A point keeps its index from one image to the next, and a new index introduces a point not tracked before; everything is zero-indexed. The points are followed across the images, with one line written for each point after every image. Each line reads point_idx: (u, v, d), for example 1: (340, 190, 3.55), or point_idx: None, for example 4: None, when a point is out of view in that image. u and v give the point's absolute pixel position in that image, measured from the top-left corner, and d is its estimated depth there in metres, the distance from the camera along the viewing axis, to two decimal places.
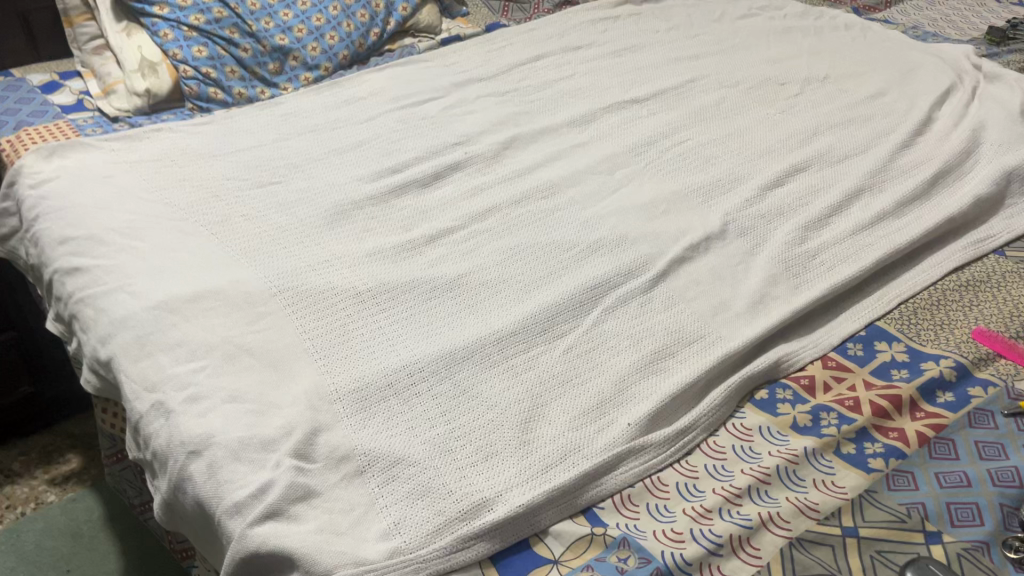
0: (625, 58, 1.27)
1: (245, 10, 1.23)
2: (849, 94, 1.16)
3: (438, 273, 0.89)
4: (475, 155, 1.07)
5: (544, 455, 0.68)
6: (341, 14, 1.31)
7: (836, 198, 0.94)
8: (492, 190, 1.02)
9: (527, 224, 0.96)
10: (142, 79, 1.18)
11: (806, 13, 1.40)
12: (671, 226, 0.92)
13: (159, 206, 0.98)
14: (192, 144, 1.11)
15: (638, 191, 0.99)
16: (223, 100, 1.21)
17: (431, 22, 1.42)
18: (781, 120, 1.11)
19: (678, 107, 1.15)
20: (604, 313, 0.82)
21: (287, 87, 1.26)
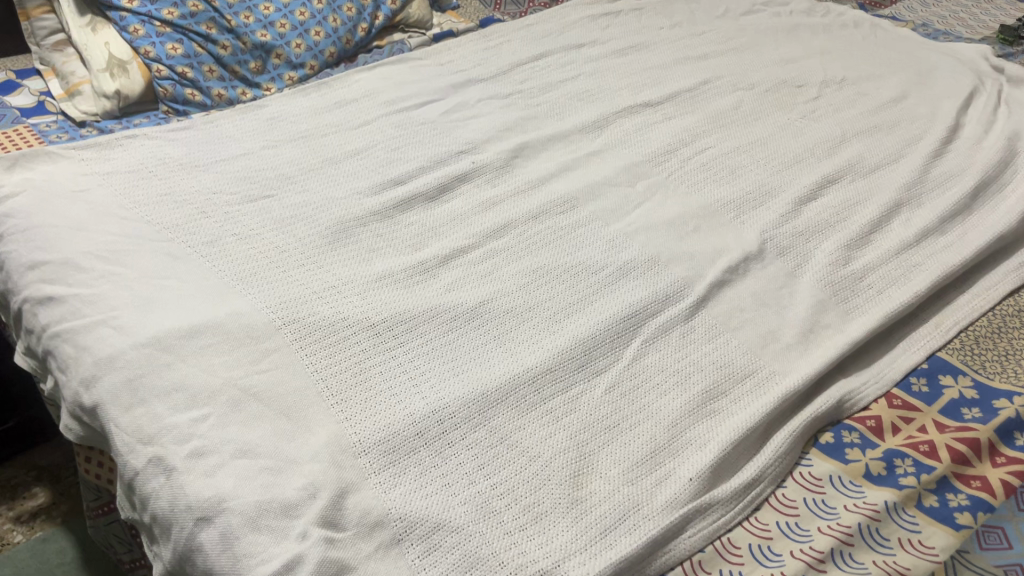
0: (631, 57, 1.20)
1: (223, 3, 1.14)
2: (871, 98, 1.10)
3: (457, 301, 0.81)
4: (484, 165, 1.00)
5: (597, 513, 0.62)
6: (327, 8, 1.22)
7: (876, 213, 0.89)
8: (505, 205, 0.95)
9: (547, 243, 0.89)
10: (111, 79, 1.08)
11: (812, 10, 1.34)
12: (705, 244, 0.86)
13: (141, 226, 0.89)
14: (170, 152, 1.02)
15: (664, 206, 0.92)
16: (201, 102, 1.12)
17: (422, 16, 1.32)
18: (804, 126, 1.05)
19: (694, 111, 1.08)
20: (645, 345, 0.76)
21: (270, 87, 1.16)
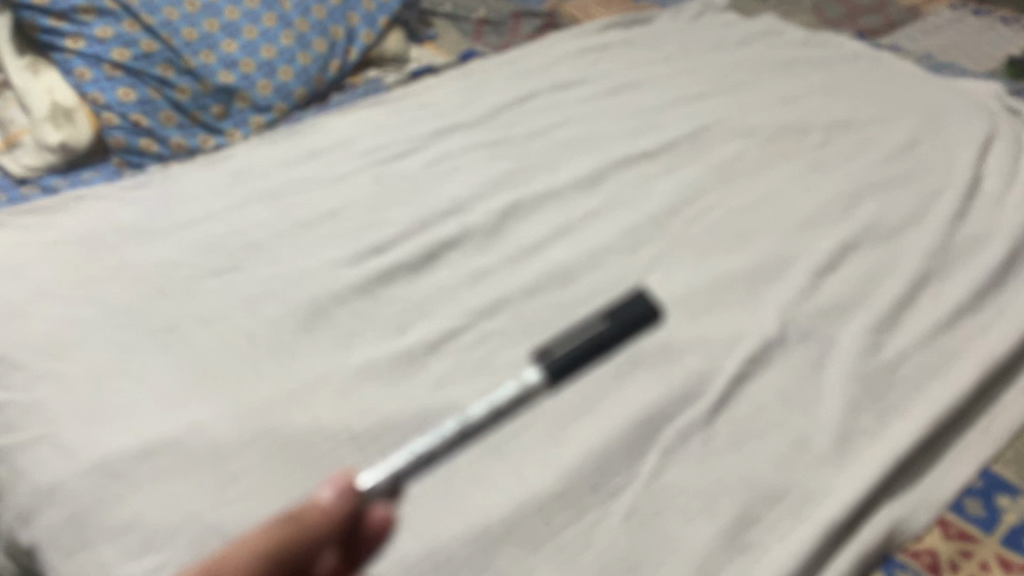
0: (623, 99, 1.11)
1: (181, 41, 1.03)
2: (880, 143, 1.01)
3: (453, 404, 0.72)
4: (472, 229, 0.91)
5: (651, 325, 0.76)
6: (296, 44, 1.11)
7: (905, 287, 0.81)
8: (496, 277, 0.86)
9: (545, 326, 0.80)
10: (54, 129, 0.97)
11: (810, 41, 1.24)
12: (722, 326, 0.77)
13: (88, 309, 0.79)
14: (120, 216, 0.91)
15: (673, 278, 0.83)
16: (158, 154, 1.01)
17: (400, 50, 1.21)
18: (814, 179, 0.96)
19: (696, 161, 1.00)
20: (665, 458, 0.68)
21: (234, 134, 1.06)
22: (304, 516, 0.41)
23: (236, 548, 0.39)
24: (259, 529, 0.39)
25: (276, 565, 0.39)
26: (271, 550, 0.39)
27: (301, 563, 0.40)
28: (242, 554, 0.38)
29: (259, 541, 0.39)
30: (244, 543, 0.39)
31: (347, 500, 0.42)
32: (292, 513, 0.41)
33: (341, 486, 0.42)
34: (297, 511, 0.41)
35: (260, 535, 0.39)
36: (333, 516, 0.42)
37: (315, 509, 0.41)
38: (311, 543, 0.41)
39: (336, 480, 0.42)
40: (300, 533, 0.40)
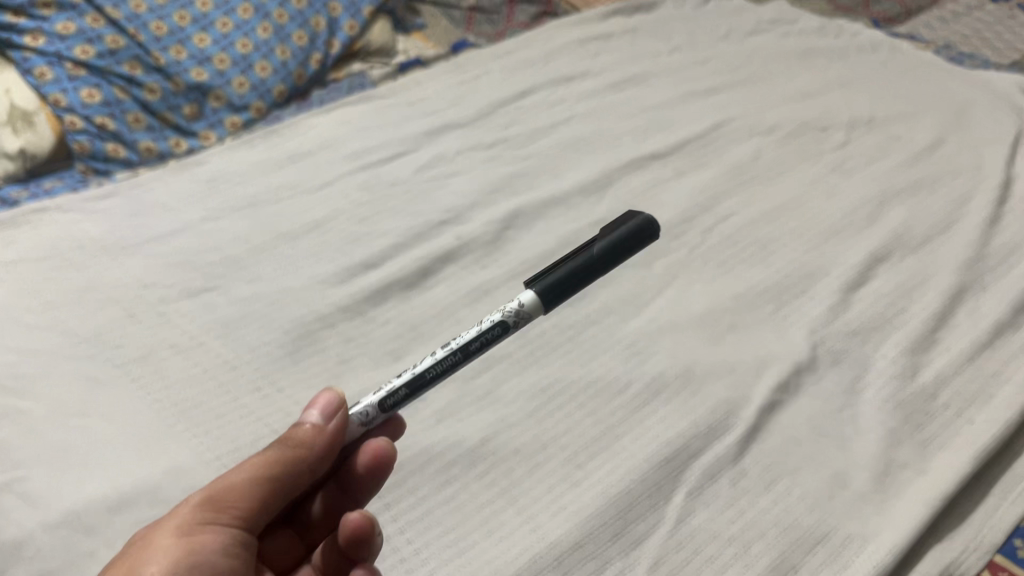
0: (629, 94, 1.05)
1: (149, 36, 0.96)
2: (905, 143, 0.97)
3: (456, 439, 0.66)
4: (471, 240, 0.84)
5: (643, 227, 0.57)
6: (274, 36, 1.03)
7: (938, 304, 0.76)
8: (499, 293, 0.80)
9: (555, 349, 0.74)
10: (13, 134, 0.89)
11: (824, 30, 1.20)
12: (745, 352, 0.72)
13: (54, 337, 0.72)
14: (88, 231, 0.84)
15: (690, 296, 0.78)
16: (126, 159, 0.93)
17: (385, 42, 1.13)
18: (836, 183, 0.91)
19: (709, 163, 0.94)
20: (691, 500, 0.62)
21: (208, 135, 0.98)
22: (300, 436, 0.53)
23: (239, 475, 0.50)
24: (264, 449, 0.51)
25: (278, 482, 0.51)
26: (268, 475, 0.51)
27: (301, 476, 0.53)
28: (244, 482, 0.50)
29: (259, 470, 0.51)
30: (245, 471, 0.50)
31: (338, 418, 0.54)
32: (288, 435, 0.52)
33: (329, 408, 0.54)
34: (295, 428, 0.54)
35: (260, 460, 0.51)
36: (328, 432, 0.53)
37: (307, 428, 0.53)
38: (309, 458, 0.53)
39: (321, 403, 0.54)
40: (300, 452, 0.52)
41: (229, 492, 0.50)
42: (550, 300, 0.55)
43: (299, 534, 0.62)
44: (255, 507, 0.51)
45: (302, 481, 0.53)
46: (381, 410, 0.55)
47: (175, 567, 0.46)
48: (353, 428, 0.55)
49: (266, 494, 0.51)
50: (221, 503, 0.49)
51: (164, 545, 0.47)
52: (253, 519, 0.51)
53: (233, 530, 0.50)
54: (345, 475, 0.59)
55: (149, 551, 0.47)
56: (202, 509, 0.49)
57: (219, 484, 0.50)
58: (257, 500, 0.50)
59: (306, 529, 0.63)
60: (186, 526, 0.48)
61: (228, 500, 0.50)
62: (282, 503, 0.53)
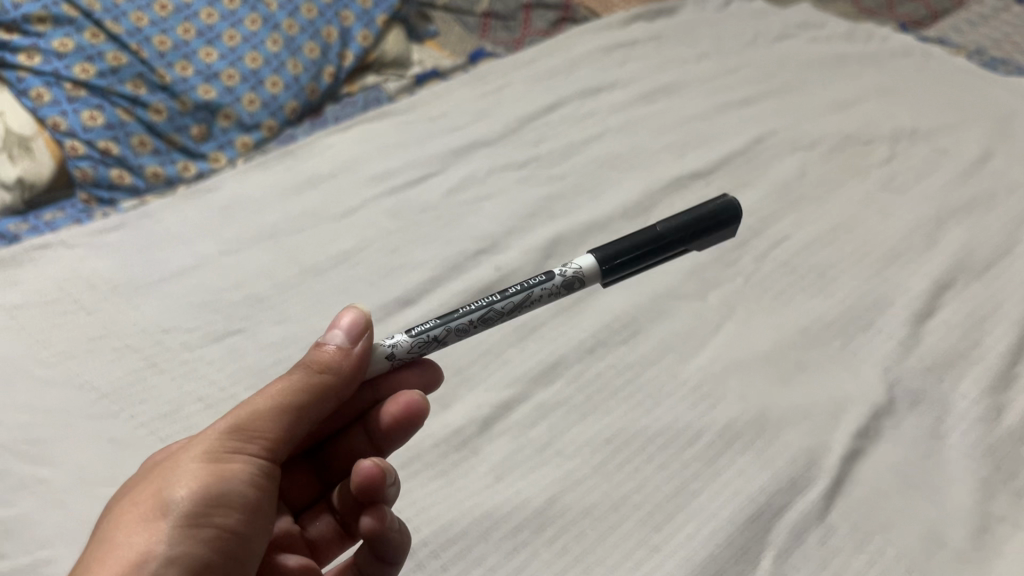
0: (661, 106, 1.00)
1: (152, 52, 0.89)
2: (952, 157, 0.93)
3: (519, 500, 0.61)
4: (512, 272, 0.79)
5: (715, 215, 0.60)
6: (284, 50, 0.97)
7: (1014, 336, 0.72)
8: (547, 329, 0.75)
9: (613, 393, 0.69)
10: (10, 162, 0.82)
11: (852, 35, 1.17)
12: (818, 394, 0.68)
13: (70, 392, 0.66)
14: (97, 267, 0.77)
15: (751, 331, 0.73)
16: (132, 186, 0.87)
17: (400, 52, 1.07)
18: (887, 202, 0.87)
19: (753, 181, 0.90)
20: (780, 565, 0.57)
21: (218, 157, 0.92)
22: (325, 361, 0.51)
23: (265, 400, 0.50)
24: (289, 373, 0.51)
25: (303, 409, 0.51)
26: (294, 402, 0.50)
27: (327, 403, 0.52)
28: (271, 408, 0.49)
29: (285, 397, 0.50)
30: (273, 397, 0.50)
31: (363, 342, 0.53)
32: (312, 357, 0.51)
33: (356, 332, 0.52)
34: (319, 349, 0.52)
35: (286, 387, 0.50)
36: (353, 357, 0.52)
37: (332, 350, 0.52)
38: (334, 384, 0.52)
39: (347, 324, 0.52)
40: (326, 378, 0.51)
41: (255, 419, 0.49)
42: (611, 264, 0.58)
43: (314, 473, 0.64)
44: (280, 436, 0.50)
45: (328, 407, 0.52)
46: (409, 338, 0.55)
47: (201, 494, 0.46)
48: (378, 361, 0.55)
49: (291, 422, 0.50)
50: (247, 432, 0.49)
51: (191, 469, 0.47)
52: (279, 449, 0.51)
53: (259, 460, 0.49)
54: (371, 423, 0.60)
55: (174, 474, 0.46)
56: (229, 437, 0.48)
57: (245, 409, 0.50)
58: (283, 429, 0.50)
59: (324, 469, 0.64)
60: (212, 453, 0.48)
61: (255, 429, 0.49)
62: (306, 429, 0.52)
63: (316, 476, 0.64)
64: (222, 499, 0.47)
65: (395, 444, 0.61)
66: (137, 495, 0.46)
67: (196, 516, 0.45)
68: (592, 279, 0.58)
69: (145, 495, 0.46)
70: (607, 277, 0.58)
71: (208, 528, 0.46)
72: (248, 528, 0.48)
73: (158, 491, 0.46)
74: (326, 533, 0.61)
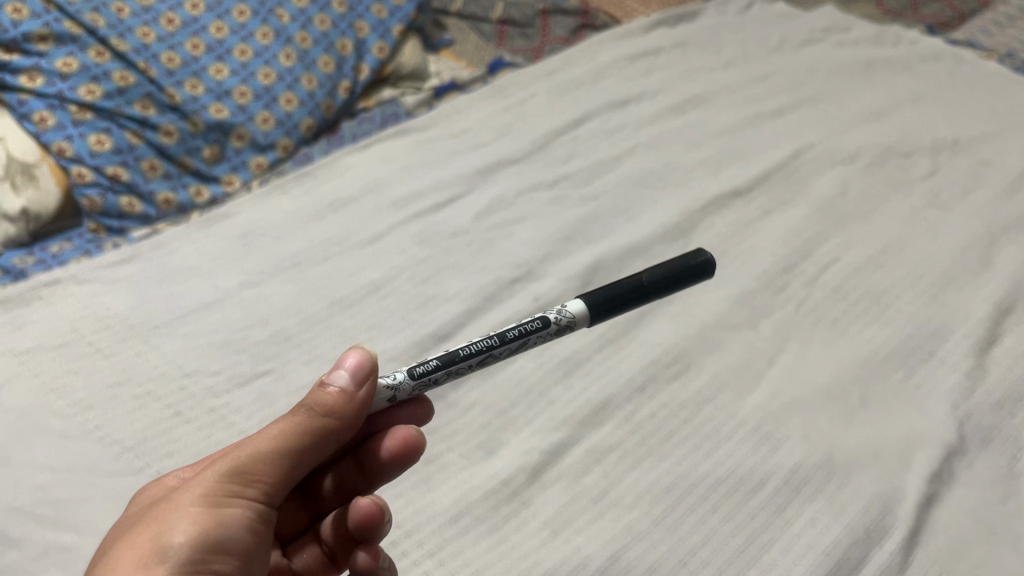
0: (691, 118, 0.96)
1: (160, 70, 0.84)
2: (998, 168, 0.89)
3: (580, 557, 0.57)
4: (550, 302, 0.75)
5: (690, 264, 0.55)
6: (298, 65, 0.92)
7: None
8: (593, 364, 0.71)
9: (669, 435, 0.65)
10: (13, 192, 0.77)
11: (880, 38, 1.12)
12: (886, 433, 0.64)
13: (91, 446, 0.62)
14: (112, 305, 0.72)
15: (809, 364, 0.70)
16: (142, 214, 0.82)
17: (417, 63, 1.03)
18: (935, 218, 0.84)
19: (795, 199, 0.86)
20: None
21: (232, 180, 0.88)
22: (329, 404, 0.48)
23: (267, 442, 0.47)
24: (291, 414, 0.48)
25: (303, 452, 0.48)
26: (296, 446, 0.47)
27: (327, 446, 0.49)
28: (271, 451, 0.46)
29: (286, 440, 0.47)
30: (274, 439, 0.47)
31: (368, 386, 0.49)
32: (314, 400, 0.48)
33: (363, 373, 0.49)
34: (320, 389, 0.49)
35: (288, 429, 0.47)
36: (356, 400, 0.49)
37: (335, 393, 0.48)
38: (335, 428, 0.49)
39: (353, 366, 0.49)
40: (328, 423, 0.48)
41: (256, 463, 0.46)
42: (602, 310, 0.54)
43: (304, 504, 0.60)
44: (279, 479, 0.47)
45: (327, 450, 0.50)
46: (411, 378, 0.52)
47: (200, 539, 0.43)
48: (380, 402, 0.52)
49: (291, 466, 0.48)
50: (247, 475, 0.46)
51: (189, 513, 0.44)
52: (277, 492, 0.48)
53: (256, 504, 0.46)
54: (364, 458, 0.56)
55: (173, 517, 0.43)
56: (227, 480, 0.45)
57: (245, 450, 0.46)
58: (282, 473, 0.47)
59: (313, 500, 0.60)
60: (210, 496, 0.44)
61: (255, 472, 0.46)
62: (304, 470, 0.49)
63: (304, 508, 0.60)
64: (221, 545, 0.44)
65: (386, 477, 0.57)
66: (132, 539, 0.43)
67: (195, 564, 0.42)
68: (581, 323, 0.54)
69: (140, 539, 0.43)
70: (595, 322, 0.55)
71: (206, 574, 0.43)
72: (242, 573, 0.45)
73: (154, 535, 0.43)
74: (312, 565, 0.59)
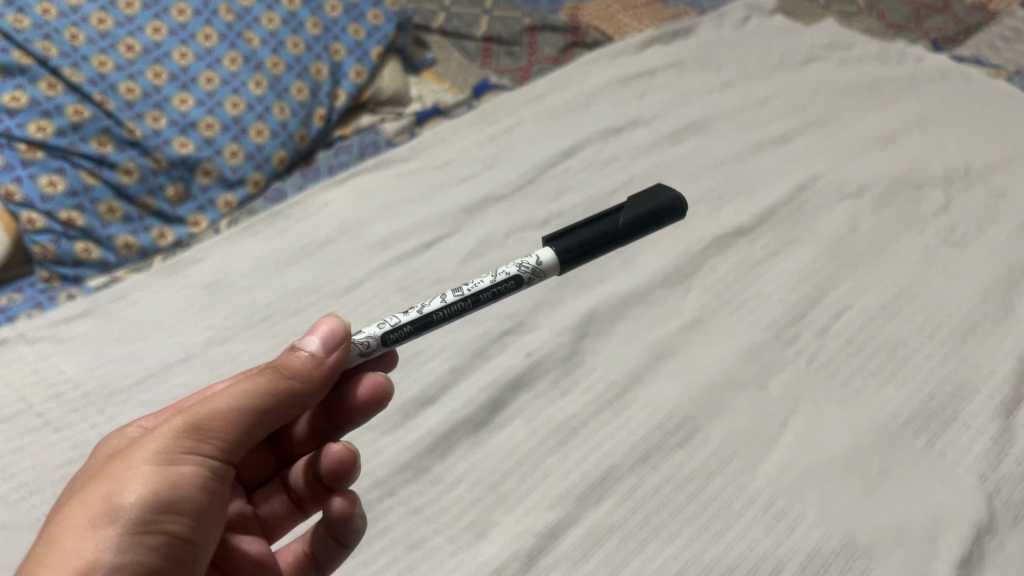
0: (689, 147, 0.90)
1: (119, 102, 0.77)
2: (1016, 200, 0.84)
3: None
4: (543, 357, 0.69)
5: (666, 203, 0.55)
6: (269, 92, 0.86)
7: None
8: (590, 428, 0.65)
9: (675, 514, 0.60)
10: None
11: (885, 55, 1.07)
12: (910, 509, 0.59)
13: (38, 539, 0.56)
14: (64, 369, 0.66)
15: (823, 429, 0.64)
16: (101, 260, 0.76)
17: (398, 87, 0.97)
18: (952, 258, 0.78)
19: (802, 238, 0.81)
20: None
21: (198, 220, 0.82)
22: (295, 367, 0.47)
23: (227, 401, 0.46)
24: (255, 375, 0.46)
25: (265, 414, 0.47)
26: (257, 407, 0.46)
27: (291, 407, 0.48)
28: (231, 411, 0.45)
29: (247, 399, 0.46)
30: (234, 399, 0.45)
31: (339, 353, 0.49)
32: (282, 361, 0.47)
33: (333, 340, 0.48)
34: (289, 353, 0.48)
35: (251, 389, 0.46)
36: (326, 366, 0.48)
37: (304, 357, 0.47)
38: (302, 393, 0.48)
39: (326, 333, 0.48)
40: (293, 386, 0.47)
41: (214, 421, 0.45)
42: (572, 258, 0.53)
43: (273, 452, 0.59)
44: (238, 438, 0.46)
45: (291, 412, 0.49)
46: (383, 343, 0.51)
47: (150, 499, 0.42)
48: (352, 361, 0.51)
49: (252, 426, 0.46)
50: (203, 433, 0.45)
51: (141, 471, 0.43)
52: (234, 451, 0.47)
53: (212, 462, 0.46)
54: (334, 406, 0.54)
55: (123, 476, 0.43)
56: (183, 437, 0.44)
57: (204, 408, 0.45)
58: (241, 433, 0.46)
59: (282, 448, 0.59)
60: (165, 454, 0.44)
61: (212, 430, 0.45)
62: (265, 431, 0.48)
63: (274, 455, 0.60)
64: (172, 504, 0.43)
65: (354, 424, 0.56)
66: (86, 494, 0.43)
67: (144, 523, 0.42)
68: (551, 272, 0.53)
69: (92, 495, 0.42)
70: (565, 270, 0.53)
71: (155, 534, 0.42)
72: (196, 532, 0.45)
73: (104, 494, 0.42)
74: (278, 513, 0.58)
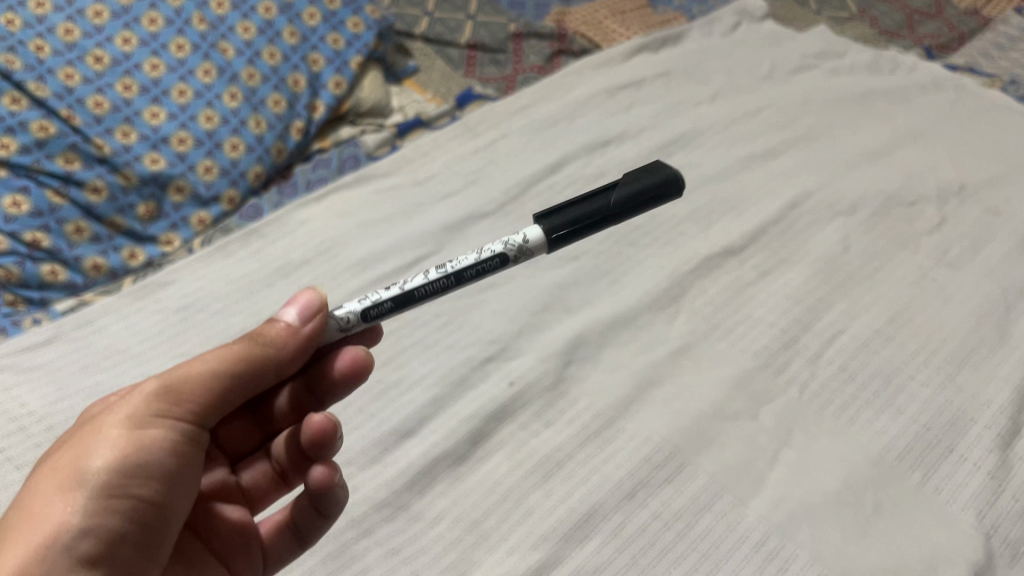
0: (678, 162, 0.88)
1: (86, 117, 0.75)
2: (1011, 218, 0.82)
3: None
4: (527, 386, 0.67)
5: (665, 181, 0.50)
6: (245, 105, 0.83)
7: None
8: (575, 462, 0.63)
9: (663, 554, 0.58)
10: None
11: (878, 64, 1.04)
12: (905, 550, 0.57)
13: None
14: (27, 401, 0.63)
15: (816, 462, 0.62)
16: (68, 282, 0.73)
17: (379, 98, 0.95)
18: (946, 279, 0.76)
19: (793, 259, 0.78)
20: None
21: (171, 239, 0.79)
22: (270, 336, 0.47)
23: (201, 366, 0.45)
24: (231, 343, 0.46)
25: (239, 381, 0.46)
26: (231, 372, 0.46)
27: (267, 377, 0.48)
28: (205, 375, 0.45)
29: (221, 364, 0.45)
30: (209, 364, 0.45)
31: (316, 323, 0.48)
32: (259, 332, 0.47)
33: (309, 310, 0.48)
34: (267, 324, 0.48)
35: (226, 354, 0.46)
36: (302, 336, 0.48)
37: (281, 327, 0.48)
38: (277, 362, 0.48)
39: (303, 303, 0.48)
40: (267, 353, 0.47)
41: (187, 385, 0.45)
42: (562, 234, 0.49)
43: (257, 424, 0.57)
44: (212, 403, 0.46)
45: (268, 381, 0.48)
46: (363, 318, 0.49)
47: (120, 462, 0.42)
48: (332, 333, 0.49)
49: (228, 390, 0.46)
50: (175, 395, 0.45)
51: (111, 436, 0.42)
52: (208, 417, 0.46)
53: (184, 425, 0.45)
54: (315, 377, 0.53)
55: (92, 441, 0.42)
56: (155, 400, 0.44)
57: (178, 372, 0.45)
58: (215, 397, 0.46)
59: (266, 422, 0.57)
60: (136, 417, 0.43)
61: (184, 393, 0.45)
62: (241, 399, 0.48)
63: (257, 429, 0.57)
64: (141, 469, 0.42)
65: (336, 397, 0.54)
66: (59, 458, 0.43)
67: (112, 487, 0.41)
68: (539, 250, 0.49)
69: (63, 463, 0.42)
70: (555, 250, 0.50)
71: (123, 500, 0.41)
72: (170, 498, 0.44)
73: (74, 458, 0.42)
74: (260, 482, 0.57)
